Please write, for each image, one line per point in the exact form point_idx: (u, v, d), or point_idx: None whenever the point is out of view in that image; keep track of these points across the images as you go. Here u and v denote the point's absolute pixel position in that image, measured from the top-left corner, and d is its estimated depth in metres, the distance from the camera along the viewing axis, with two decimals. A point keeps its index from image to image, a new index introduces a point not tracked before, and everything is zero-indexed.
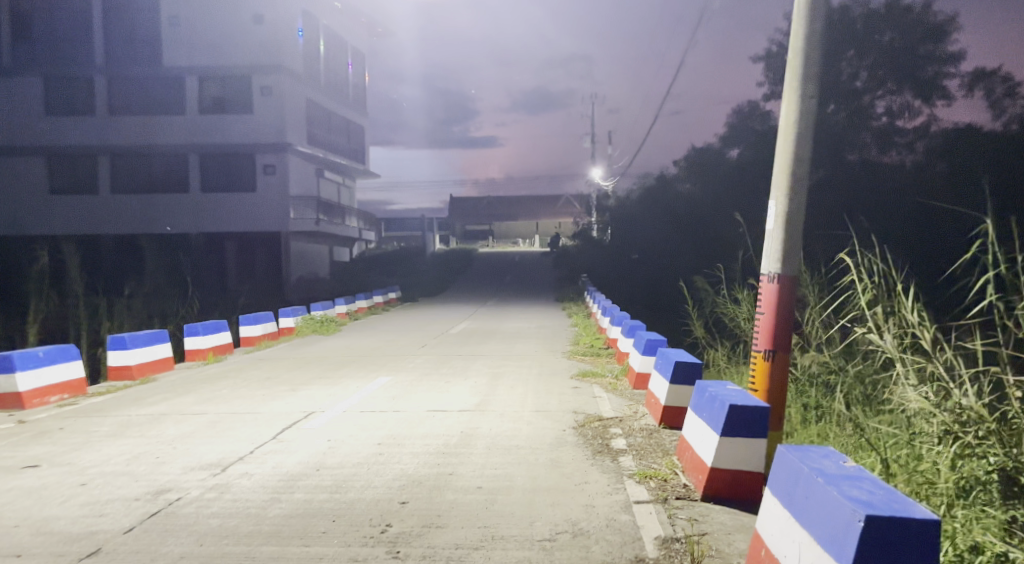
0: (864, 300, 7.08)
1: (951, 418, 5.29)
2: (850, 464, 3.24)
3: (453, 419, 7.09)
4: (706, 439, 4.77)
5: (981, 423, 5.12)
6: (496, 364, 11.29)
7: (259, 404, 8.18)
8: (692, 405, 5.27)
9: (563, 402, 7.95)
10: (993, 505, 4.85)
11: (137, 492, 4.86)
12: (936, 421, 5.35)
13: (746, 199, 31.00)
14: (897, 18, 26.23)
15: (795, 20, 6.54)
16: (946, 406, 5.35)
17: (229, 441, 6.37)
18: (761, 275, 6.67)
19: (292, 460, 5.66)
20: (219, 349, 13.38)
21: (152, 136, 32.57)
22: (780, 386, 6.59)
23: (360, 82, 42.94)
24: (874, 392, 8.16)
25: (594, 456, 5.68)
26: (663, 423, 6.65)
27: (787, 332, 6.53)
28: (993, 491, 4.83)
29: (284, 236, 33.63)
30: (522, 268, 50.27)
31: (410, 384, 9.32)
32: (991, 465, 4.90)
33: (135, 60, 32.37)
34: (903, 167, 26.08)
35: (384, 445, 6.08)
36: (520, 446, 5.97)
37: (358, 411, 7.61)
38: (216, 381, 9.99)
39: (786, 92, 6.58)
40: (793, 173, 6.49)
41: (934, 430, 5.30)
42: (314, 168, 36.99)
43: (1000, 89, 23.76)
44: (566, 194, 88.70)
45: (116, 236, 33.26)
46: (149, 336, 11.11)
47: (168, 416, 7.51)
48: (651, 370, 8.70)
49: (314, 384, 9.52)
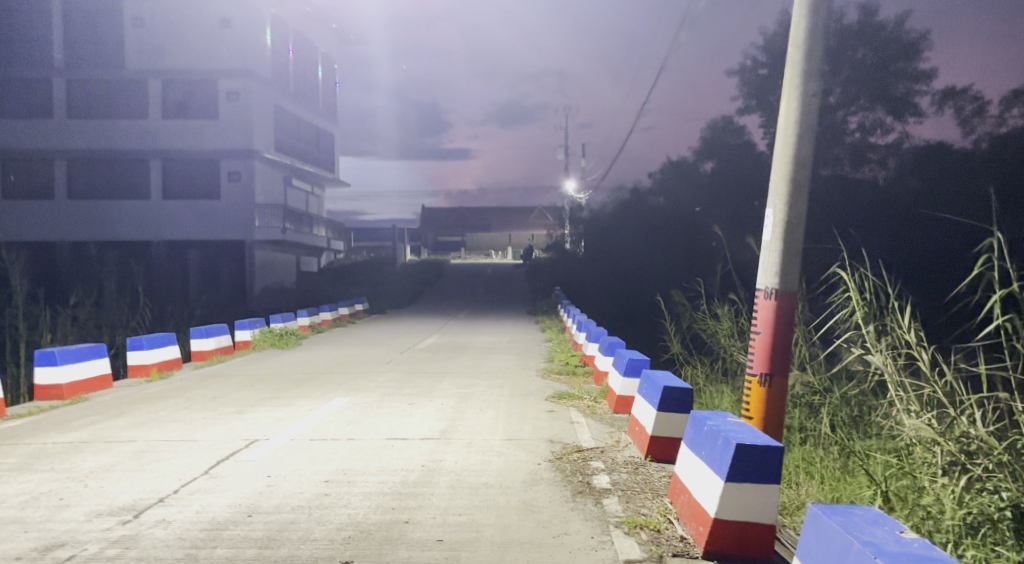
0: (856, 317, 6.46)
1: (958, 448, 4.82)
2: (914, 538, 2.55)
3: (414, 449, 6.31)
4: (707, 483, 4.07)
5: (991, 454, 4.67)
6: (464, 383, 10.44)
7: (197, 430, 7.29)
8: (689, 440, 4.56)
9: (538, 429, 7.21)
10: (1005, 546, 4.33)
11: (21, 549, 3.99)
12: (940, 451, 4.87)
13: (722, 214, 30.70)
14: (869, 35, 26.37)
15: (795, 14, 5.91)
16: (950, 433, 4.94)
17: (150, 477, 5.49)
18: (757, 290, 6.02)
19: (221, 503, 4.84)
20: (165, 365, 12.36)
21: (111, 139, 31.23)
22: (777, 411, 5.95)
23: (331, 89, 42.19)
24: (861, 413, 7.61)
25: (574, 497, 4.94)
26: (650, 456, 5.95)
27: (785, 353, 5.89)
28: (1005, 529, 4.32)
29: (249, 245, 32.40)
30: (496, 280, 49.61)
31: (372, 406, 8.50)
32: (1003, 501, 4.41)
33: (95, 63, 31.11)
34: (877, 182, 25.74)
35: (333, 483, 5.27)
36: (489, 485, 5.20)
37: (307, 438, 6.78)
38: (156, 402, 9.04)
39: (785, 87, 5.97)
40: (792, 178, 5.87)
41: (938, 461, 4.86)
42: (281, 175, 36.01)
43: (970, 107, 23.72)
44: (539, 206, 88.55)
45: (71, 243, 31.79)
46: (85, 351, 10.12)
47: (90, 445, 6.59)
48: (633, 392, 8.01)
49: (265, 406, 8.64)
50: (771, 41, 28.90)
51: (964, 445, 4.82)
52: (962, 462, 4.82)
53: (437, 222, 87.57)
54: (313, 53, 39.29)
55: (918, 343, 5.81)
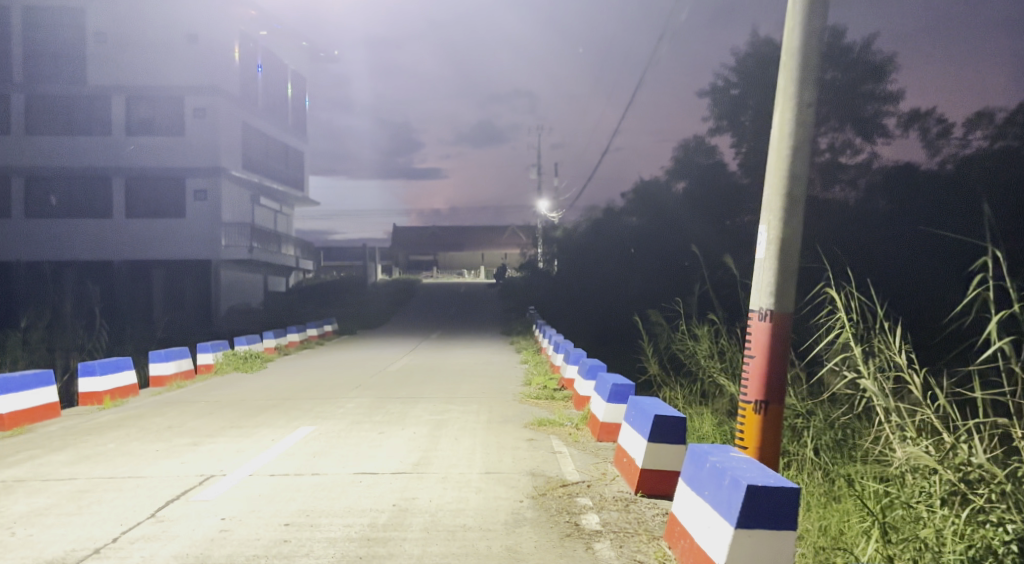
0: (844, 340, 6.05)
1: (957, 475, 4.48)
2: None
3: (384, 485, 5.81)
4: (714, 528, 3.67)
5: (995, 483, 4.33)
6: (438, 409, 9.93)
7: (148, 464, 6.69)
8: (688, 476, 4.18)
9: (518, 460, 6.75)
10: None
11: None
12: (938, 479, 4.54)
13: (697, 232, 30.65)
14: (837, 58, 26.69)
15: (789, 21, 5.62)
16: (949, 462, 4.60)
17: (89, 521, 4.90)
18: (750, 311, 5.68)
19: (167, 552, 4.30)
20: (120, 392, 11.63)
21: (74, 156, 30.33)
22: (772, 440, 5.59)
23: (302, 107, 41.66)
24: (847, 437, 7.23)
25: (562, 541, 4.50)
26: (640, 490, 5.53)
27: (781, 378, 5.53)
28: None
29: (215, 265, 31.46)
30: (469, 299, 49.09)
31: (338, 436, 7.95)
32: (1009, 534, 4.09)
33: (57, 77, 30.16)
34: (847, 203, 25.64)
35: (293, 527, 4.75)
36: (469, 527, 4.73)
37: (267, 473, 6.25)
38: (106, 433, 8.38)
39: (778, 97, 5.68)
40: (789, 192, 5.56)
41: (937, 490, 4.53)
42: (249, 194, 35.23)
43: (935, 129, 24.01)
44: (511, 225, 88.51)
45: (29, 264, 30.62)
46: (30, 378, 9.40)
47: (24, 484, 5.96)
48: (617, 419, 7.61)
49: (225, 437, 8.04)
50: (742, 62, 29.00)
51: (964, 474, 4.49)
52: (961, 491, 4.49)
53: (411, 241, 87.12)
54: (282, 70, 38.69)
55: (909, 366, 5.41)
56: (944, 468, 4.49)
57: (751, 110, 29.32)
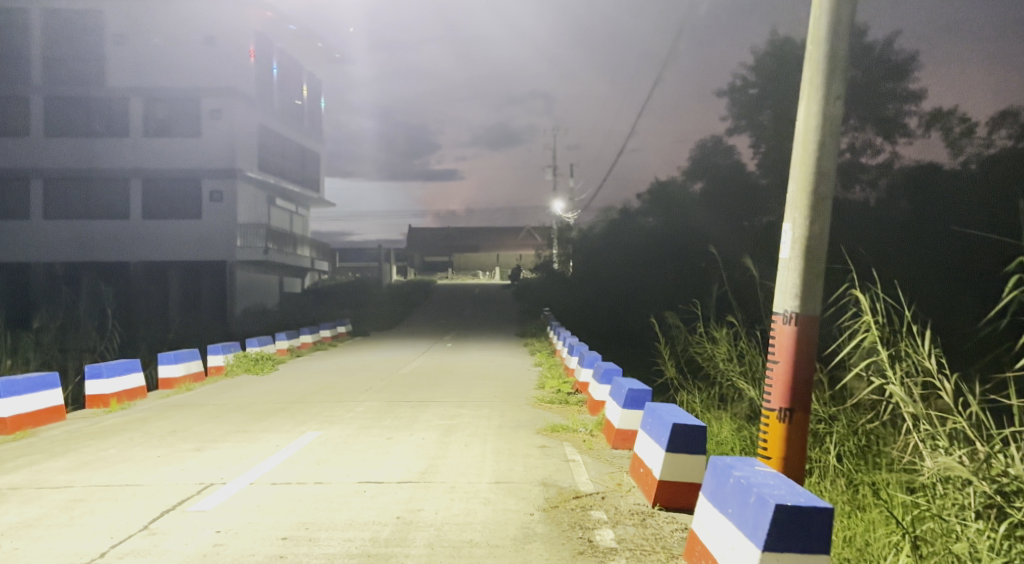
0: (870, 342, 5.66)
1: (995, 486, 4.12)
2: None
3: (389, 495, 5.57)
4: (740, 549, 3.38)
5: None
6: (448, 414, 9.67)
7: (149, 471, 6.49)
8: (710, 491, 3.90)
9: (530, 469, 6.47)
10: None
11: None
12: (972, 490, 4.19)
13: (715, 233, 30.17)
14: (858, 56, 26.21)
15: (816, 11, 5.29)
16: (985, 472, 4.27)
17: (79, 533, 4.69)
18: (774, 315, 5.35)
19: None
20: (128, 394, 11.48)
21: (91, 158, 30.46)
22: (797, 451, 5.26)
23: (318, 108, 41.70)
24: (872, 444, 6.84)
25: (574, 558, 4.22)
26: (658, 503, 5.24)
27: (806, 385, 5.21)
28: None
29: (230, 265, 31.42)
30: (484, 301, 48.81)
31: (344, 442, 7.70)
32: None
33: (75, 80, 30.34)
34: (868, 204, 25.14)
35: (291, 541, 4.52)
36: (476, 543, 4.46)
37: (268, 482, 6.01)
38: (109, 437, 8.20)
39: (805, 88, 5.36)
40: (815, 191, 5.24)
41: (972, 502, 4.17)
42: (265, 196, 35.27)
43: (958, 129, 23.38)
44: (526, 227, 88.28)
45: (48, 265, 30.80)
46: (34, 382, 9.24)
47: (18, 492, 5.77)
48: (633, 425, 7.31)
49: (230, 442, 7.83)
50: (761, 61, 28.53)
51: (1000, 485, 4.15)
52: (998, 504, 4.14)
53: (425, 243, 87.12)
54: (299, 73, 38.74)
55: (940, 371, 5.04)
56: (979, 478, 4.16)
57: (770, 109, 28.81)
